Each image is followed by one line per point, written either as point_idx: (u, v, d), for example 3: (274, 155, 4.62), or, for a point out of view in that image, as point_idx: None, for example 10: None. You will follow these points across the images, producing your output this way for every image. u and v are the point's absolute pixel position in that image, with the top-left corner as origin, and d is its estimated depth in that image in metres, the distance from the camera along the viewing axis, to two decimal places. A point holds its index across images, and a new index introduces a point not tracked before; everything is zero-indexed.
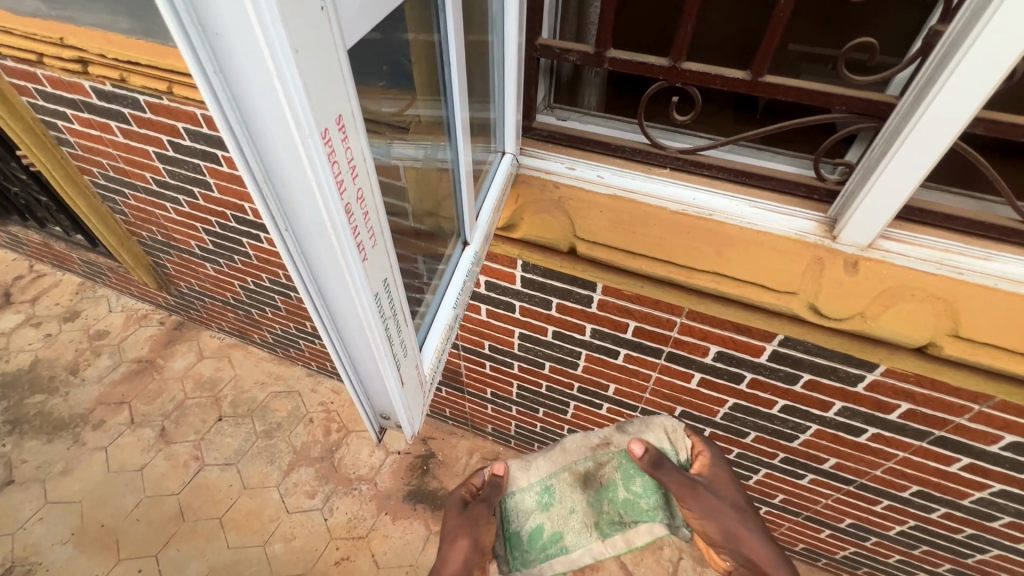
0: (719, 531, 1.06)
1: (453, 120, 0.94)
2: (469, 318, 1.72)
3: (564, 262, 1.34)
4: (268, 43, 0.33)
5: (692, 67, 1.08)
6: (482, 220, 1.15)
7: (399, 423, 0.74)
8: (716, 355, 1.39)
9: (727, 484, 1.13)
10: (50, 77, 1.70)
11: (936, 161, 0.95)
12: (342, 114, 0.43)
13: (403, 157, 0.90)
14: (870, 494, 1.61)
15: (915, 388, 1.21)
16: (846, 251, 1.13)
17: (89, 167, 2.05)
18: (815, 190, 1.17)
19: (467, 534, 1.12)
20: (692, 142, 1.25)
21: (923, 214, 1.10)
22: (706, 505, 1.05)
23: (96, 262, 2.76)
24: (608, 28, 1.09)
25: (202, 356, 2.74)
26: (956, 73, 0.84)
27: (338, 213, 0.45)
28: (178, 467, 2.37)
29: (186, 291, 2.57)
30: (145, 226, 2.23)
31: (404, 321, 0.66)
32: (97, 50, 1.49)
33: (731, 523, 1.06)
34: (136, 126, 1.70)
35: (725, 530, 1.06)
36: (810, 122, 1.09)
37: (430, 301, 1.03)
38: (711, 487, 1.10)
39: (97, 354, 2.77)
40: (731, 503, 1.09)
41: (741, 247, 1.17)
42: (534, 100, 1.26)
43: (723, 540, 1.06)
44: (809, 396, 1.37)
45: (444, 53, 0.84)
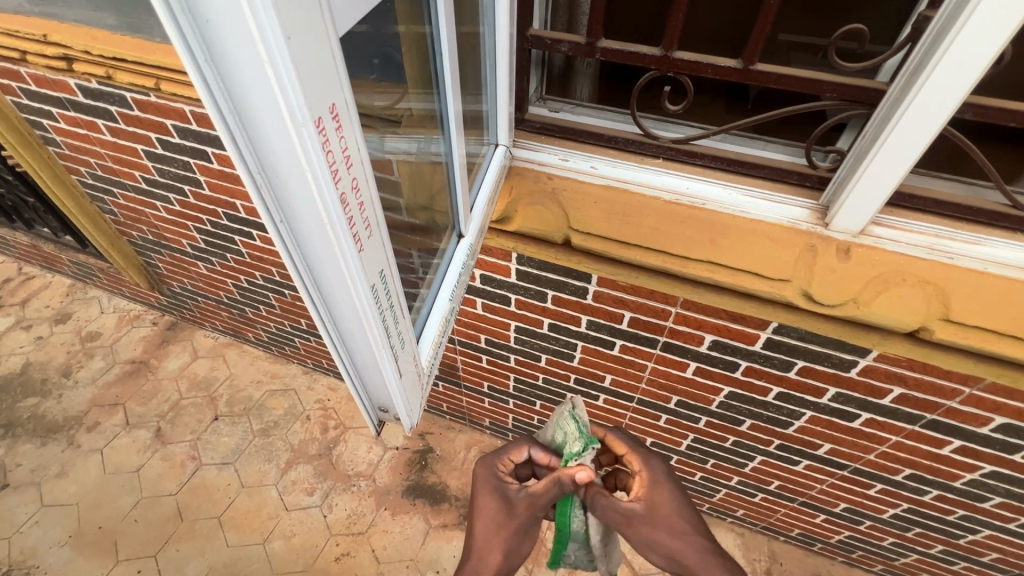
0: (665, 559, 0.98)
1: (445, 113, 0.93)
2: (465, 312, 1.72)
3: (559, 253, 1.34)
4: (260, 31, 0.33)
5: (683, 56, 1.08)
6: (476, 212, 1.15)
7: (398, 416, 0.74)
8: (712, 343, 1.40)
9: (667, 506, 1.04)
10: (34, 75, 1.67)
11: (926, 147, 0.96)
12: (335, 104, 0.42)
13: (396, 151, 0.89)
14: (863, 478, 1.63)
15: (907, 372, 1.22)
16: (838, 238, 1.14)
17: (77, 166, 2.02)
18: (807, 178, 1.18)
19: (497, 489, 1.08)
20: (684, 132, 1.25)
21: (914, 200, 1.11)
22: (642, 535, 0.99)
23: (86, 263, 2.73)
24: (600, 18, 1.09)
25: (197, 355, 2.72)
26: (945, 59, 0.85)
27: (333, 203, 0.45)
28: (175, 467, 2.36)
29: (178, 291, 2.55)
30: (135, 226, 2.20)
31: (400, 313, 0.66)
32: (83, 47, 1.47)
33: (674, 548, 0.97)
34: (124, 124, 1.67)
35: (664, 556, 0.98)
36: (801, 111, 1.09)
37: (425, 295, 1.03)
38: (649, 514, 1.02)
39: (90, 356, 2.74)
40: (671, 528, 0.99)
41: (735, 236, 1.17)
42: (526, 92, 1.26)
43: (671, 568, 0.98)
44: (803, 383, 1.39)
45: (435, 44, 0.84)
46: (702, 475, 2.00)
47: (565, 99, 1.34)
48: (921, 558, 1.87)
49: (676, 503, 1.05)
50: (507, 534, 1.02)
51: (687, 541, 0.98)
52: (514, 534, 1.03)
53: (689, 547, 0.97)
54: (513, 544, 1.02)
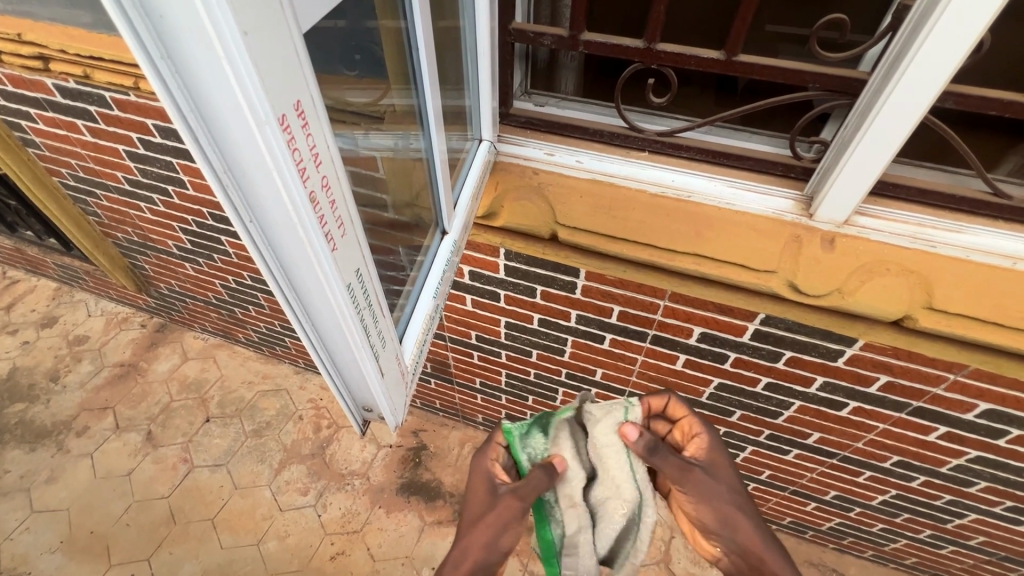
0: (712, 517, 0.95)
1: (425, 108, 0.92)
2: (455, 309, 1.72)
3: (547, 248, 1.33)
4: (214, 26, 0.32)
5: (666, 48, 1.08)
6: (461, 208, 1.14)
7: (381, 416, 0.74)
8: (700, 335, 1.40)
9: (725, 469, 0.99)
10: (10, 76, 1.64)
11: (909, 134, 0.96)
12: (300, 101, 0.42)
13: (380, 148, 0.90)
14: (852, 466, 1.65)
15: (893, 361, 1.23)
16: (822, 228, 1.15)
17: (57, 168, 1.99)
18: (792, 169, 1.18)
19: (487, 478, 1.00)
20: (669, 125, 1.25)
21: (896, 189, 1.12)
22: (700, 489, 0.95)
23: (71, 266, 2.69)
24: (583, 11, 1.08)
25: (186, 357, 2.70)
26: (925, 46, 0.85)
27: (302, 201, 0.44)
28: (167, 470, 2.34)
29: (166, 292, 2.52)
30: (120, 228, 2.17)
31: (380, 312, 0.65)
32: (58, 46, 1.44)
33: (725, 507, 0.95)
34: (104, 125, 1.65)
35: (720, 514, 0.95)
36: (786, 101, 1.09)
37: (409, 292, 1.03)
38: (709, 470, 0.97)
39: (78, 360, 2.71)
40: (729, 488, 0.97)
41: (721, 228, 1.17)
42: (510, 86, 1.25)
43: (714, 527, 0.95)
44: (791, 372, 1.39)
45: (413, 40, 0.83)
46: None
47: (550, 93, 1.33)
48: (910, 543, 1.89)
49: (733, 473, 0.99)
50: (490, 529, 0.91)
51: (739, 505, 0.96)
52: (490, 526, 0.92)
53: (741, 514, 0.95)
54: (488, 537, 0.91)
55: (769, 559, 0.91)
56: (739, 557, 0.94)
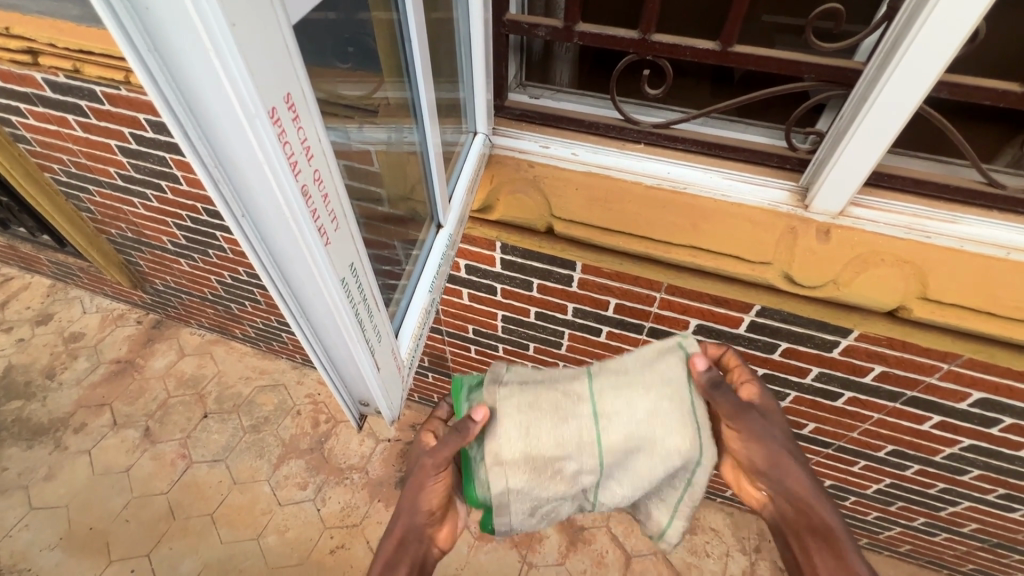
0: (761, 457, 0.94)
1: (419, 102, 0.91)
2: (452, 302, 1.72)
3: (543, 241, 1.33)
4: (202, 19, 0.32)
5: (661, 39, 1.07)
6: (456, 202, 1.13)
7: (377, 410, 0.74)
8: (697, 328, 1.41)
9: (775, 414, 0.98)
10: None
11: (905, 123, 0.96)
12: (290, 94, 0.41)
13: (374, 142, 0.91)
14: (847, 456, 1.66)
15: (887, 351, 1.24)
16: (818, 219, 1.15)
17: (49, 164, 1.97)
18: (787, 160, 1.18)
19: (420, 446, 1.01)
20: (664, 116, 1.24)
21: (891, 180, 1.12)
22: (755, 429, 0.94)
23: (65, 262, 2.67)
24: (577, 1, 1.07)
25: (183, 353, 2.69)
26: (921, 36, 0.84)
27: (294, 195, 0.44)
28: (166, 466, 2.34)
29: (162, 289, 2.51)
30: (113, 224, 2.16)
31: (375, 306, 0.65)
32: (47, 39, 1.42)
33: (776, 450, 0.94)
34: (95, 119, 1.63)
35: (770, 459, 0.94)
36: (781, 92, 1.09)
37: (405, 287, 1.03)
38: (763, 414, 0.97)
39: (74, 357, 2.70)
40: (782, 435, 0.96)
41: (716, 220, 1.17)
42: (504, 79, 1.24)
43: (763, 468, 0.95)
44: (787, 364, 1.40)
45: (405, 32, 0.82)
46: None
47: (545, 85, 1.32)
48: (904, 531, 1.91)
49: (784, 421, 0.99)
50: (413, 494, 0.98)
51: (790, 452, 0.96)
52: (414, 489, 0.98)
53: (791, 460, 0.95)
54: (412, 500, 0.98)
55: (817, 509, 0.92)
56: (785, 498, 0.95)
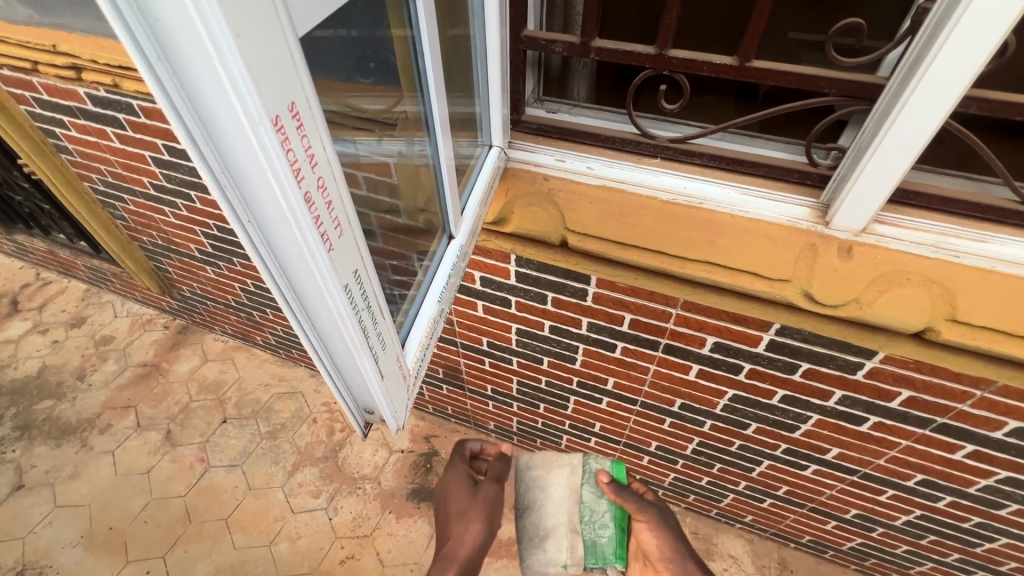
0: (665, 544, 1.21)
1: (431, 116, 0.92)
2: (466, 314, 1.72)
3: (557, 254, 1.33)
4: (206, 29, 0.33)
5: (678, 54, 1.07)
6: (469, 214, 1.14)
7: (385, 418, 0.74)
8: (714, 345, 1.37)
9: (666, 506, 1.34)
10: (45, 85, 1.71)
11: (932, 137, 0.93)
12: (295, 102, 0.42)
13: (391, 154, 0.95)
14: (874, 484, 1.59)
15: (915, 375, 1.19)
16: (839, 237, 1.12)
17: (88, 174, 2.06)
18: (808, 176, 1.15)
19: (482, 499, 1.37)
20: (681, 131, 1.23)
21: (918, 197, 1.08)
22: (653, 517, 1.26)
23: (100, 268, 2.79)
24: (594, 17, 1.08)
25: (206, 359, 2.76)
26: (943, 50, 0.83)
27: (298, 201, 0.45)
28: (184, 469, 2.39)
29: (188, 295, 2.59)
30: (145, 231, 2.24)
31: (380, 313, 0.66)
32: (88, 55, 1.50)
33: (672, 536, 1.23)
34: (131, 131, 1.71)
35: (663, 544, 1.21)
36: (801, 107, 1.07)
37: (415, 296, 1.03)
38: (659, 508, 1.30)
39: (104, 359, 2.79)
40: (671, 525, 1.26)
41: (732, 235, 1.15)
42: (522, 93, 1.25)
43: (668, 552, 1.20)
44: (808, 386, 1.36)
45: (419, 48, 0.83)
46: (709, 480, 1.96)
47: (562, 100, 1.33)
48: (937, 567, 1.81)
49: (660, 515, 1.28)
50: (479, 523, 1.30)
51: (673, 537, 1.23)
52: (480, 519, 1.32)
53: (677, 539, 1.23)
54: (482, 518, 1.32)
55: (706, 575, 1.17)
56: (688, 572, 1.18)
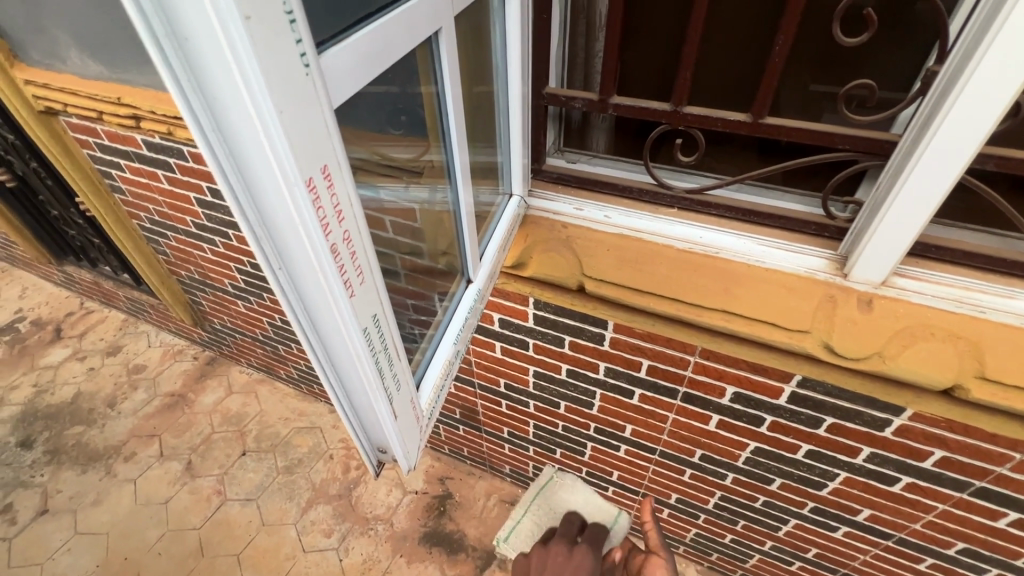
0: None
1: (453, 164, 0.97)
2: (485, 355, 1.74)
3: (575, 299, 1.35)
4: (255, 106, 0.38)
5: (693, 111, 1.11)
6: (487, 260, 1.18)
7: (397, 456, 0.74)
8: (734, 396, 1.35)
9: None
10: (108, 132, 1.87)
11: (947, 194, 0.93)
12: (327, 165, 0.47)
13: (418, 200, 1.01)
14: (911, 551, 1.49)
15: (947, 434, 1.14)
16: (859, 289, 1.11)
17: (137, 212, 2.21)
18: (825, 228, 1.16)
19: None
20: (698, 182, 1.27)
21: (940, 251, 1.08)
22: None
23: (139, 299, 2.93)
24: (612, 75, 1.15)
25: (231, 391, 2.82)
26: (952, 112, 0.85)
27: (324, 253, 0.49)
28: (201, 501, 2.40)
29: (219, 327, 2.68)
30: (184, 266, 2.36)
31: (396, 355, 0.68)
32: (149, 107, 1.63)
33: None
34: (180, 174, 1.84)
35: None
36: (816, 161, 1.09)
37: (432, 336, 1.06)
38: None
39: (135, 388, 2.89)
40: None
41: (749, 285, 1.16)
42: (542, 145, 1.32)
43: None
44: (833, 441, 1.31)
45: (443, 103, 0.87)
46: (733, 537, 1.87)
47: (582, 151, 1.39)
48: None
49: None
50: None
51: None
52: None
53: None
54: None
55: None
56: None
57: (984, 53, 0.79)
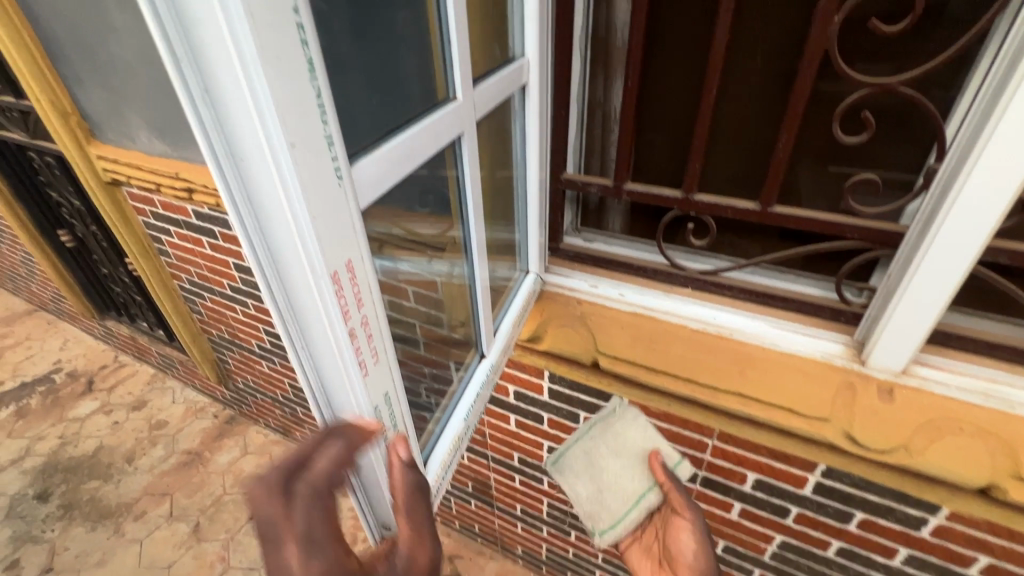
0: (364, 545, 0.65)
1: (469, 239, 1.01)
2: (499, 427, 1.72)
3: (589, 375, 1.35)
4: (292, 211, 0.45)
5: (704, 198, 1.16)
6: (501, 335, 1.20)
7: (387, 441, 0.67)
8: (755, 483, 1.29)
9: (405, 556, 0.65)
10: (163, 202, 2.04)
11: (959, 285, 0.93)
12: (352, 259, 0.53)
13: (440, 273, 1.07)
14: None
15: (989, 538, 1.06)
16: (879, 376, 1.09)
17: (179, 274, 2.35)
18: (840, 313, 1.16)
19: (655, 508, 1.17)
20: (712, 264, 1.28)
21: (962, 341, 1.06)
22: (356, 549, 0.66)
23: (170, 355, 3.03)
24: (625, 163, 1.22)
25: (246, 451, 2.83)
26: (954, 208, 0.87)
27: (343, 335, 0.53)
28: (204, 567, 2.34)
29: (242, 386, 2.74)
30: (216, 326, 2.47)
31: (408, 435, 0.71)
32: (203, 182, 1.80)
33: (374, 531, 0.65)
34: (222, 241, 1.98)
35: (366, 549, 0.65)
36: (826, 249, 1.12)
37: (446, 406, 1.08)
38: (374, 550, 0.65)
39: (154, 444, 2.92)
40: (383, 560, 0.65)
41: (764, 368, 1.15)
42: (559, 225, 1.38)
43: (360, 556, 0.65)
44: (866, 539, 1.23)
45: (463, 188, 0.94)
46: None
47: (599, 231, 1.44)
48: None
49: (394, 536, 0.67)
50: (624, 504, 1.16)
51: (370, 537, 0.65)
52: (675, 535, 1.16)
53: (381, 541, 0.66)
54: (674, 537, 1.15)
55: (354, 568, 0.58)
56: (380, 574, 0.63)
57: (978, 155, 0.83)
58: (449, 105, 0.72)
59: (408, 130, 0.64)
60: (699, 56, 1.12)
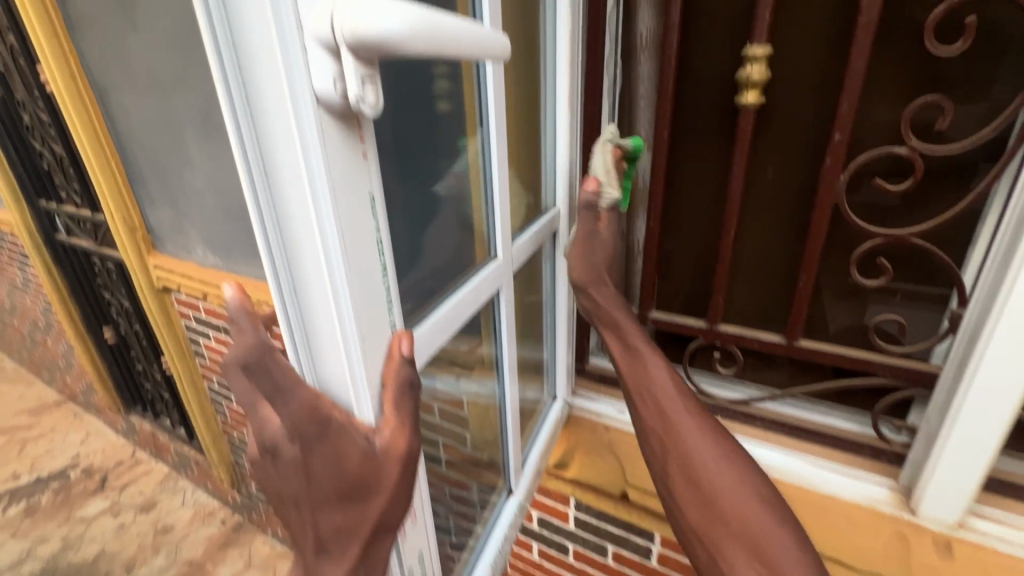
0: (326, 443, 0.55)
1: (501, 359, 1.03)
2: (520, 556, 1.61)
3: (618, 506, 1.28)
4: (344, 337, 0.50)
5: (729, 329, 1.19)
6: (529, 468, 1.21)
7: (386, 337, 0.57)
8: None
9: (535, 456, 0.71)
10: (208, 307, 2.16)
11: (1004, 437, 0.89)
12: None
13: (467, 391, 1.03)
14: None
15: None
16: (932, 527, 1.02)
17: (211, 375, 2.41)
18: (881, 452, 1.12)
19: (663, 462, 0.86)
20: (741, 392, 1.26)
21: (1016, 489, 1.00)
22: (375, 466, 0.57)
23: (187, 454, 3.00)
24: (649, 293, 1.25)
25: (249, 564, 2.68)
26: (983, 360, 0.86)
27: None
28: None
29: (254, 492, 2.66)
30: (238, 428, 2.47)
31: None
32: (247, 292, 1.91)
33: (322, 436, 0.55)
34: None
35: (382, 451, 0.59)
36: (857, 385, 1.11)
37: (476, 543, 1.08)
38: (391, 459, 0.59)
39: (156, 552, 2.79)
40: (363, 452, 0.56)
41: (803, 510, 1.10)
42: (585, 347, 1.41)
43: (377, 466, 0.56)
44: None
45: (497, 318, 1.00)
46: None
47: None
48: None
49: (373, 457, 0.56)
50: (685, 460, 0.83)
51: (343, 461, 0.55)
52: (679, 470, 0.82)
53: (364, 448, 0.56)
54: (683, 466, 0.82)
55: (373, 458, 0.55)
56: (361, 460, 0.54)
57: (999, 310, 0.83)
58: (490, 265, 0.84)
59: (452, 294, 0.76)
60: (716, 188, 1.15)
